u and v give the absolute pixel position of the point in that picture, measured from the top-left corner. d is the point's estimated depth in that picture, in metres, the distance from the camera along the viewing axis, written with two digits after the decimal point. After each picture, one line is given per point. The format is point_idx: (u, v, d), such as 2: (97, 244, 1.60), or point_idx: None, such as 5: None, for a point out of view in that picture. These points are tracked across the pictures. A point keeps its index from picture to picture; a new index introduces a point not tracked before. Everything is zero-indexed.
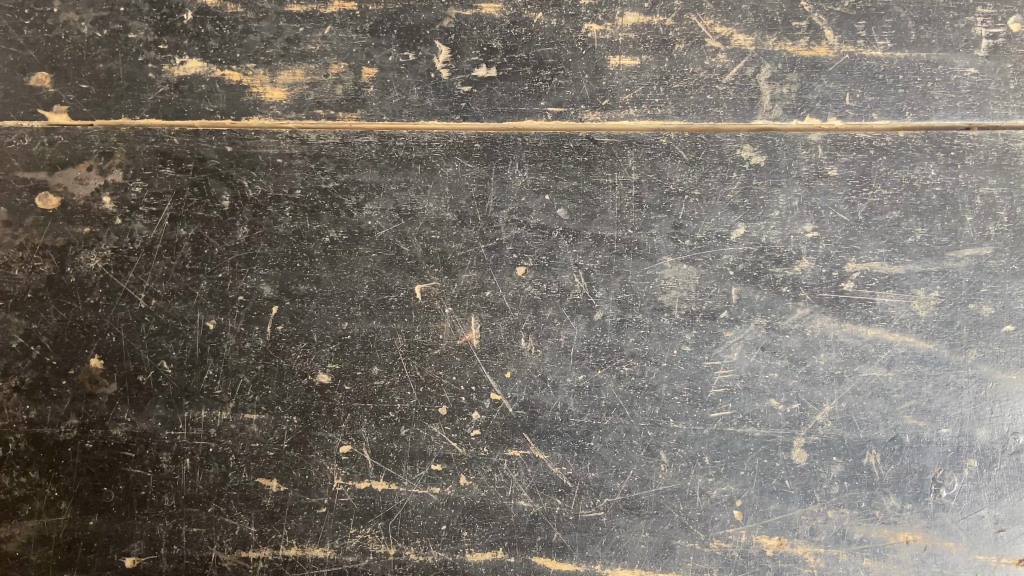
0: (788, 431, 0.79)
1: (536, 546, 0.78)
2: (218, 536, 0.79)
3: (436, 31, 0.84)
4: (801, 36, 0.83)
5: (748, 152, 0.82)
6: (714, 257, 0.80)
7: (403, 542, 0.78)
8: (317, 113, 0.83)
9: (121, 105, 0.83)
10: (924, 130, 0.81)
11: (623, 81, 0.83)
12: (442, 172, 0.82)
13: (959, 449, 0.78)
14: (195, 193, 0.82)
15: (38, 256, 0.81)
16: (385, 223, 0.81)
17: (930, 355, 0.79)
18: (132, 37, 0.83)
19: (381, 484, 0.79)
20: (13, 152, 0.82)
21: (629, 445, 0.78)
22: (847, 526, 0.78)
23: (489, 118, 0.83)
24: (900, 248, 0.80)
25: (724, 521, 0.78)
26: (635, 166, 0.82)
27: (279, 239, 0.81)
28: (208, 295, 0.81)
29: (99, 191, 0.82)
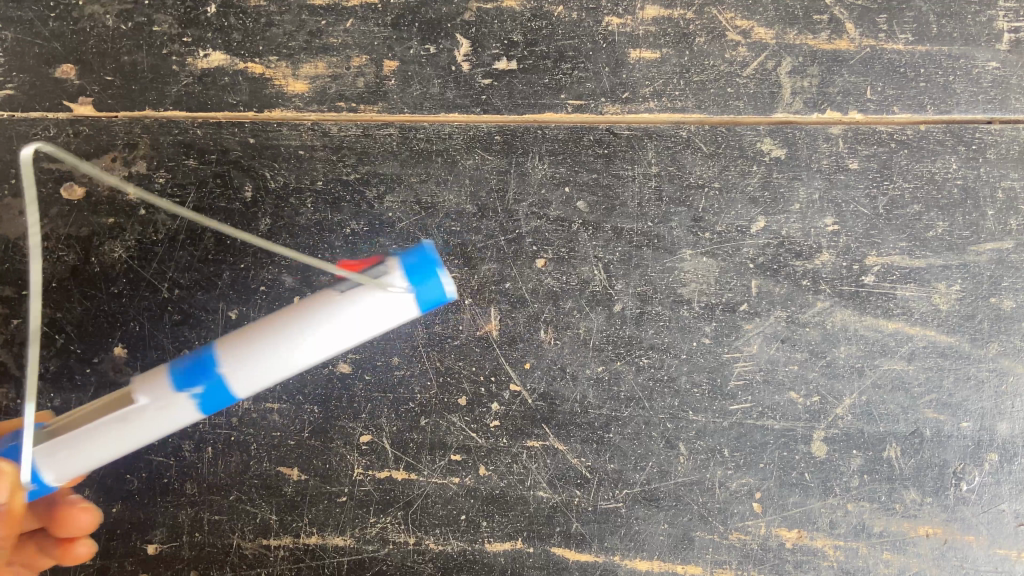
0: (807, 424, 0.78)
1: (555, 536, 0.78)
2: (240, 523, 0.79)
3: (456, 24, 0.84)
4: (822, 29, 0.83)
5: (768, 145, 0.82)
6: (734, 250, 0.80)
7: (422, 531, 0.79)
8: (339, 105, 0.84)
9: (145, 97, 0.84)
10: (945, 124, 0.81)
11: (643, 74, 0.83)
12: (462, 164, 0.82)
13: (979, 443, 0.78)
14: (217, 184, 0.83)
15: (62, 246, 0.82)
16: (405, 215, 0.82)
17: (951, 348, 0.79)
18: (156, 30, 0.84)
19: (401, 474, 0.79)
20: (38, 143, 0.83)
21: (649, 436, 0.78)
22: (867, 519, 0.78)
23: (510, 111, 0.83)
24: (922, 241, 0.80)
25: (743, 513, 0.78)
26: (655, 159, 0.82)
27: (301, 230, 0.82)
28: (230, 285, 0.81)
29: (123, 181, 0.83)
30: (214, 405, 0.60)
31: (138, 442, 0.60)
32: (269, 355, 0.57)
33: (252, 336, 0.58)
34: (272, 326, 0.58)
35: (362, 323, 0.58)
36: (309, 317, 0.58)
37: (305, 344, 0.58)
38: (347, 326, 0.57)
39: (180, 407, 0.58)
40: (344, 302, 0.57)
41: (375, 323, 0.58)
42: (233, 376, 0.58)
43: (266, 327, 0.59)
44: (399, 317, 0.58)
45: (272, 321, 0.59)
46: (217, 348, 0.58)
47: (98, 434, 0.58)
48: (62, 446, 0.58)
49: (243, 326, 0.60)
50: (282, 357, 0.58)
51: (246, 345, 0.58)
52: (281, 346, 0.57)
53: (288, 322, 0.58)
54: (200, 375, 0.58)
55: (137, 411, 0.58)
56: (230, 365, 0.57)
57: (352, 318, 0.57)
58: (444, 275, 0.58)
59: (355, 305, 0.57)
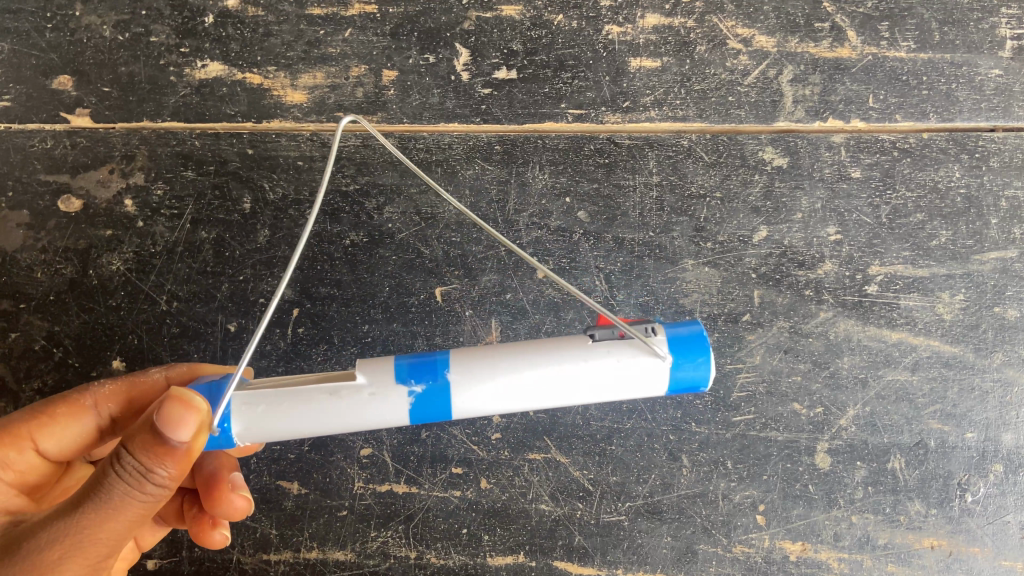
0: (811, 435, 0.78)
1: (557, 550, 0.77)
2: (239, 538, 0.77)
3: (456, 34, 0.84)
4: (824, 37, 0.83)
5: (770, 154, 0.81)
6: (736, 260, 0.80)
7: (424, 545, 0.77)
8: (338, 115, 0.83)
9: (143, 108, 0.83)
10: (948, 132, 0.81)
11: (644, 83, 0.83)
12: (462, 175, 0.82)
13: (984, 454, 0.78)
14: (216, 196, 0.82)
15: (60, 259, 0.81)
16: (405, 226, 0.81)
17: (955, 358, 0.79)
18: (154, 41, 0.84)
19: (402, 487, 0.77)
20: (35, 155, 0.82)
21: (651, 448, 0.77)
22: (871, 531, 0.78)
23: (510, 121, 0.83)
24: (925, 250, 0.80)
25: (747, 526, 0.77)
26: (656, 168, 0.81)
27: (300, 242, 0.81)
28: (229, 297, 0.81)
29: (121, 193, 0.82)
30: (420, 417, 0.52)
31: (298, 431, 0.52)
32: (509, 379, 0.51)
33: (517, 360, 0.52)
34: (529, 352, 0.52)
35: (616, 380, 0.51)
36: (574, 356, 0.52)
37: (528, 382, 0.51)
38: (599, 376, 0.51)
39: (387, 400, 0.51)
40: (614, 361, 0.51)
41: (618, 383, 0.52)
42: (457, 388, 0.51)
43: (515, 352, 0.52)
44: (649, 390, 0.52)
45: (532, 346, 0.53)
46: (465, 355, 0.53)
47: (304, 403, 0.51)
48: (263, 401, 0.51)
49: (509, 343, 0.54)
50: (519, 390, 0.51)
51: (497, 362, 0.52)
52: (537, 376, 0.51)
53: (543, 352, 0.52)
54: (431, 373, 0.52)
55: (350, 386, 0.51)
56: (468, 377, 0.51)
57: (611, 370, 0.51)
58: (708, 363, 0.52)
59: (629, 364, 0.51)
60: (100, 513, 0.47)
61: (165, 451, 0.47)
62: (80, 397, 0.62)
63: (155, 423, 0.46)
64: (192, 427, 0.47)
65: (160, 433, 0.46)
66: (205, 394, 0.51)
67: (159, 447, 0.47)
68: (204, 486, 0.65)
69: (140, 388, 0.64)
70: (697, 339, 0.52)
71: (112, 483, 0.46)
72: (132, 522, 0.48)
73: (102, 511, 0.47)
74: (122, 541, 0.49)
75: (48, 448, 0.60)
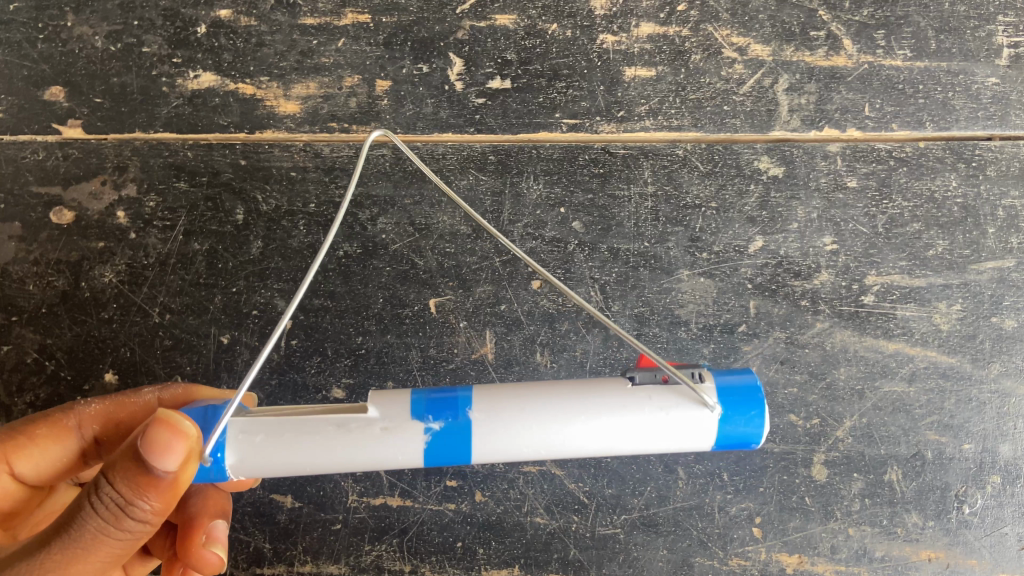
0: (807, 447, 0.77)
1: (553, 563, 0.76)
2: (232, 552, 0.77)
3: (449, 43, 0.84)
4: (820, 45, 0.83)
5: (766, 163, 0.81)
6: (732, 270, 0.79)
7: (418, 559, 0.76)
8: (331, 126, 0.83)
9: (135, 119, 0.83)
10: (944, 140, 0.81)
11: (639, 92, 0.83)
12: (456, 186, 0.81)
13: (981, 465, 0.78)
14: (208, 207, 0.82)
15: (52, 271, 0.81)
16: (399, 237, 0.81)
17: (952, 369, 0.78)
18: (146, 52, 0.84)
19: (396, 501, 0.77)
20: (27, 167, 0.82)
21: (647, 461, 0.77)
22: (868, 544, 0.77)
23: (504, 131, 0.82)
24: (922, 260, 0.79)
25: (743, 538, 0.77)
26: (651, 178, 0.81)
27: (293, 253, 0.81)
28: (222, 309, 0.80)
29: (113, 205, 0.82)
30: (433, 457, 0.52)
31: (305, 464, 0.51)
32: (547, 425, 0.51)
33: (553, 406, 0.52)
34: (566, 397, 0.52)
35: (658, 430, 0.52)
36: (616, 402, 0.52)
37: (561, 430, 0.51)
38: (641, 424, 0.51)
39: (399, 435, 0.51)
40: (658, 411, 0.52)
41: (659, 432, 0.52)
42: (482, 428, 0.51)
43: (549, 396, 0.52)
44: (691, 441, 0.52)
45: (568, 391, 0.52)
46: (495, 396, 0.52)
47: (310, 437, 0.50)
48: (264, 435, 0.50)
49: (545, 387, 0.53)
50: (557, 437, 0.51)
51: (534, 407, 0.52)
52: (574, 421, 0.51)
53: (579, 399, 0.52)
54: (450, 410, 0.51)
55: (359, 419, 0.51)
56: (504, 422, 0.51)
57: (653, 421, 0.51)
58: (762, 418, 0.52)
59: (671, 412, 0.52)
60: (71, 550, 0.46)
61: (147, 481, 0.46)
62: (65, 416, 0.63)
63: (138, 452, 0.46)
64: (179, 455, 0.46)
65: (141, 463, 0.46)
66: (200, 419, 0.51)
67: (140, 477, 0.46)
68: (180, 534, 0.64)
69: (128, 409, 0.65)
70: (750, 392, 0.52)
71: (86, 516, 0.46)
72: (106, 559, 0.48)
73: (73, 547, 0.46)
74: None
75: (25, 468, 0.60)
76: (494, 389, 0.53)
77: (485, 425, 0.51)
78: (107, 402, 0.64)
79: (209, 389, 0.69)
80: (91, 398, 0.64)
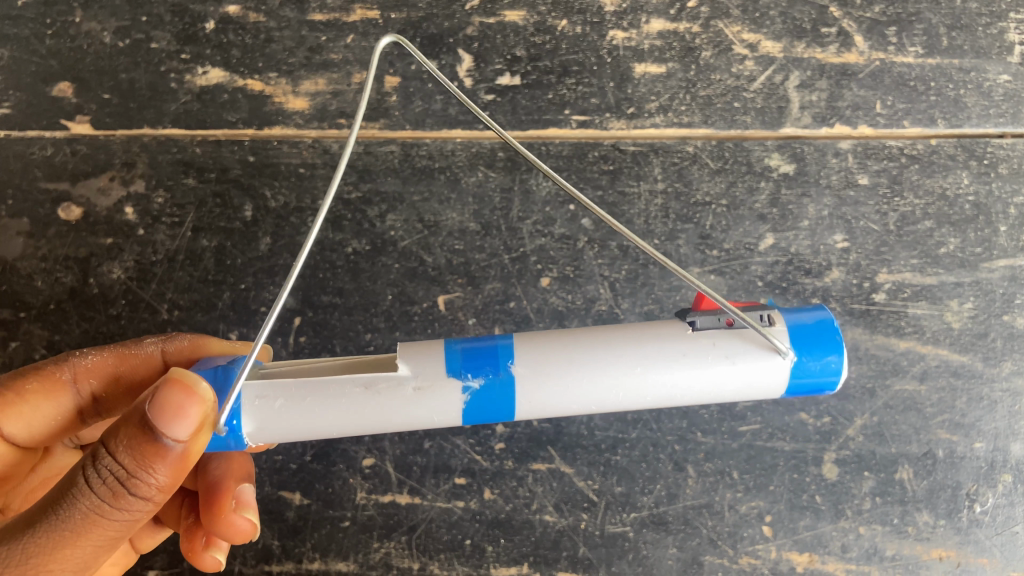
0: (818, 445, 0.77)
1: (562, 561, 0.76)
2: (241, 548, 0.77)
3: (459, 39, 0.83)
4: (830, 42, 0.83)
5: (777, 160, 0.81)
6: (742, 268, 0.79)
7: (427, 556, 0.76)
8: (340, 122, 0.82)
9: (143, 115, 0.83)
10: (956, 138, 0.81)
11: (649, 89, 0.82)
12: (465, 182, 0.81)
13: (993, 464, 0.77)
14: (217, 203, 0.81)
15: (60, 267, 0.80)
16: (408, 234, 0.80)
17: (964, 368, 0.78)
18: (155, 47, 0.84)
19: (405, 498, 0.77)
20: (35, 162, 0.82)
21: (657, 459, 0.77)
22: (879, 542, 0.77)
23: (513, 127, 0.82)
24: (933, 258, 0.79)
25: (753, 537, 0.76)
26: (661, 175, 0.80)
27: (302, 250, 0.80)
28: (230, 306, 0.80)
29: (121, 201, 0.81)
30: (474, 413, 0.52)
31: (335, 425, 0.50)
32: (603, 378, 0.51)
33: (612, 361, 0.51)
34: (624, 349, 0.51)
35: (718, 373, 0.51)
36: (680, 353, 0.51)
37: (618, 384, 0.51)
38: (704, 371, 0.51)
39: (434, 393, 0.50)
40: (721, 356, 0.51)
41: (722, 378, 0.51)
42: (532, 383, 0.51)
43: (603, 347, 0.51)
44: (754, 386, 0.52)
45: (626, 342, 0.52)
46: (547, 351, 0.51)
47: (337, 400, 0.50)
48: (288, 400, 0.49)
49: (598, 337, 0.52)
50: (614, 390, 0.51)
51: (590, 361, 0.51)
52: (634, 375, 0.51)
53: (640, 353, 0.51)
54: (488, 366, 0.51)
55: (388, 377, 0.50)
56: (562, 379, 0.51)
57: (716, 365, 0.51)
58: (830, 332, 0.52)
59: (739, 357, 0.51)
60: (63, 526, 0.45)
61: (152, 451, 0.46)
62: (58, 370, 0.61)
63: (143, 421, 0.45)
64: (192, 422, 0.45)
65: (146, 433, 0.45)
66: (211, 381, 0.49)
67: (144, 450, 0.45)
68: (208, 500, 0.65)
69: (130, 362, 0.64)
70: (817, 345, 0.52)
71: (79, 494, 0.45)
72: (102, 536, 0.47)
73: (67, 524, 0.45)
74: (90, 562, 0.47)
75: (17, 429, 0.59)
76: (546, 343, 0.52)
77: (541, 380, 0.51)
78: (105, 356, 0.64)
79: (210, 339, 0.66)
80: (87, 350, 0.64)
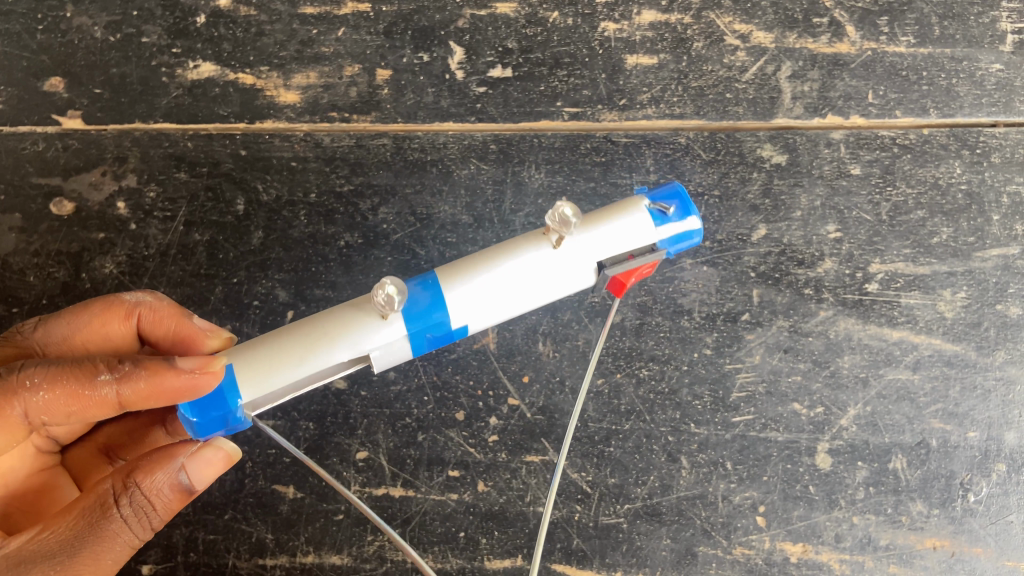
0: (811, 436, 0.77)
1: (556, 553, 0.76)
2: (235, 543, 0.77)
3: (450, 32, 0.83)
4: (822, 32, 0.83)
5: (769, 151, 0.81)
6: (735, 259, 0.79)
7: (421, 549, 0.76)
8: (331, 115, 0.82)
9: (135, 110, 0.83)
10: (949, 127, 0.81)
11: (641, 80, 0.82)
12: (457, 175, 0.81)
13: (987, 453, 0.77)
14: (209, 198, 0.81)
15: (52, 262, 0.80)
16: (400, 227, 0.80)
17: (957, 357, 0.78)
18: (146, 42, 0.84)
19: (399, 491, 0.77)
20: (27, 157, 0.81)
21: (650, 450, 0.76)
22: (873, 532, 0.77)
23: (505, 119, 0.82)
24: (926, 248, 0.79)
25: (746, 528, 0.76)
26: (654, 166, 0.80)
27: (294, 243, 0.80)
28: (223, 300, 0.79)
29: (113, 196, 0.81)
30: None
31: None
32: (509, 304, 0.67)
33: (524, 281, 0.63)
34: (525, 269, 0.63)
35: None
36: (568, 250, 0.63)
37: None
38: (586, 254, 0.64)
39: None
40: None
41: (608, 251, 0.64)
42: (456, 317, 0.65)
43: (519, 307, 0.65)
44: None
45: (520, 261, 0.63)
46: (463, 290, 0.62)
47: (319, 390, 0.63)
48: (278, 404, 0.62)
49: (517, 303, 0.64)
50: None
51: (508, 289, 0.63)
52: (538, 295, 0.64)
53: (535, 263, 0.63)
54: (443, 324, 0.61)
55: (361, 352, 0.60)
56: (493, 304, 0.63)
57: None
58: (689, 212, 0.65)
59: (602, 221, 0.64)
60: (111, 548, 0.57)
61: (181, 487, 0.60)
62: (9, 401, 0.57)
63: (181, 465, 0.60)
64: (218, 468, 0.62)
65: (175, 485, 0.60)
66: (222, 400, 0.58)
67: (177, 486, 0.60)
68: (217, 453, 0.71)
69: (83, 400, 0.58)
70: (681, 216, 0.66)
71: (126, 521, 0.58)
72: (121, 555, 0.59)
73: (113, 547, 0.57)
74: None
75: None
76: (452, 272, 0.63)
77: (479, 310, 0.62)
78: (57, 392, 0.58)
79: (169, 375, 0.56)
80: (39, 383, 0.58)
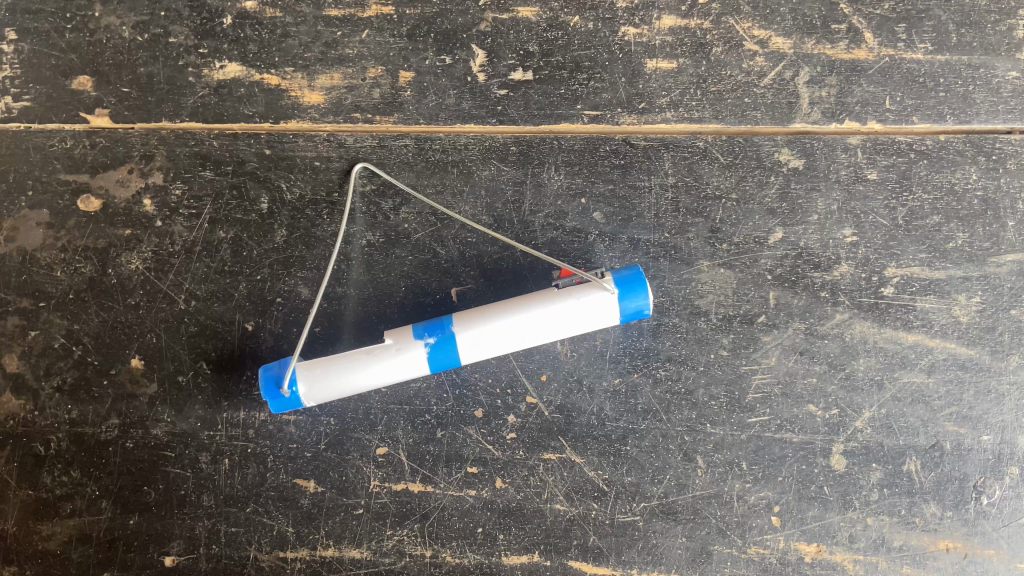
0: (826, 437, 0.78)
1: (572, 549, 0.77)
2: (256, 536, 0.78)
3: (472, 35, 0.84)
4: (840, 39, 0.84)
5: (786, 155, 0.82)
6: (752, 262, 0.80)
7: (439, 544, 0.77)
8: (354, 116, 0.84)
9: (162, 109, 0.84)
10: (965, 134, 0.82)
11: (660, 84, 0.83)
12: (478, 176, 0.82)
13: (1000, 457, 0.78)
14: (233, 196, 0.83)
15: (79, 258, 0.82)
16: (421, 227, 0.82)
17: (971, 361, 0.79)
18: (173, 42, 0.85)
19: (418, 487, 0.78)
20: (55, 155, 0.83)
21: (666, 449, 0.77)
22: (886, 533, 0.78)
23: (526, 122, 0.83)
24: (942, 253, 0.80)
25: (762, 527, 0.77)
26: (672, 169, 0.81)
27: (317, 242, 0.82)
28: (247, 296, 0.81)
29: (140, 193, 0.83)
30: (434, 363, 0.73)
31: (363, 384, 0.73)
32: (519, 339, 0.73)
33: (506, 337, 0.73)
34: (511, 326, 0.72)
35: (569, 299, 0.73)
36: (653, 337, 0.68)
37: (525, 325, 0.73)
38: (562, 325, 0.73)
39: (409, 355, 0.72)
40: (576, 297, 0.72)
41: (579, 328, 0.73)
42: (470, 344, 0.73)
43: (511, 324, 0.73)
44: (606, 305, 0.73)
45: (507, 320, 0.72)
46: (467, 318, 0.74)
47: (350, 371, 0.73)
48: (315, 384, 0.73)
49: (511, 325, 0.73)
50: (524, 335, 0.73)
51: (491, 342, 0.73)
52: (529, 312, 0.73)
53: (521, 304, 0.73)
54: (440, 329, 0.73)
55: (386, 364, 0.72)
56: (481, 350, 0.73)
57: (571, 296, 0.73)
58: (647, 296, 0.72)
59: (577, 299, 0.72)
60: None
61: None
62: None
63: None
64: None
65: None
66: None
67: None
68: None
69: None
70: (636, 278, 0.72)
71: None
72: None
73: None
74: None
75: None
76: (465, 316, 0.74)
77: (470, 351, 0.73)
78: None
79: None
80: None
